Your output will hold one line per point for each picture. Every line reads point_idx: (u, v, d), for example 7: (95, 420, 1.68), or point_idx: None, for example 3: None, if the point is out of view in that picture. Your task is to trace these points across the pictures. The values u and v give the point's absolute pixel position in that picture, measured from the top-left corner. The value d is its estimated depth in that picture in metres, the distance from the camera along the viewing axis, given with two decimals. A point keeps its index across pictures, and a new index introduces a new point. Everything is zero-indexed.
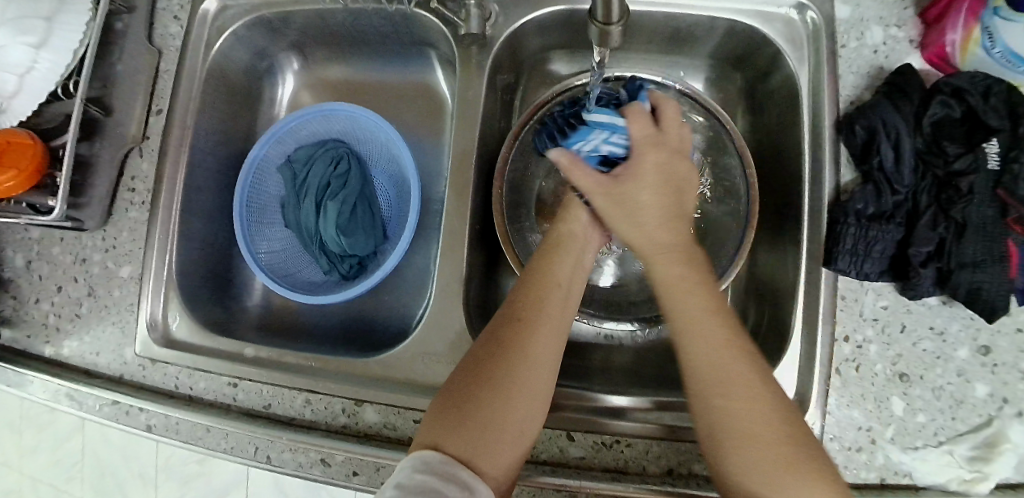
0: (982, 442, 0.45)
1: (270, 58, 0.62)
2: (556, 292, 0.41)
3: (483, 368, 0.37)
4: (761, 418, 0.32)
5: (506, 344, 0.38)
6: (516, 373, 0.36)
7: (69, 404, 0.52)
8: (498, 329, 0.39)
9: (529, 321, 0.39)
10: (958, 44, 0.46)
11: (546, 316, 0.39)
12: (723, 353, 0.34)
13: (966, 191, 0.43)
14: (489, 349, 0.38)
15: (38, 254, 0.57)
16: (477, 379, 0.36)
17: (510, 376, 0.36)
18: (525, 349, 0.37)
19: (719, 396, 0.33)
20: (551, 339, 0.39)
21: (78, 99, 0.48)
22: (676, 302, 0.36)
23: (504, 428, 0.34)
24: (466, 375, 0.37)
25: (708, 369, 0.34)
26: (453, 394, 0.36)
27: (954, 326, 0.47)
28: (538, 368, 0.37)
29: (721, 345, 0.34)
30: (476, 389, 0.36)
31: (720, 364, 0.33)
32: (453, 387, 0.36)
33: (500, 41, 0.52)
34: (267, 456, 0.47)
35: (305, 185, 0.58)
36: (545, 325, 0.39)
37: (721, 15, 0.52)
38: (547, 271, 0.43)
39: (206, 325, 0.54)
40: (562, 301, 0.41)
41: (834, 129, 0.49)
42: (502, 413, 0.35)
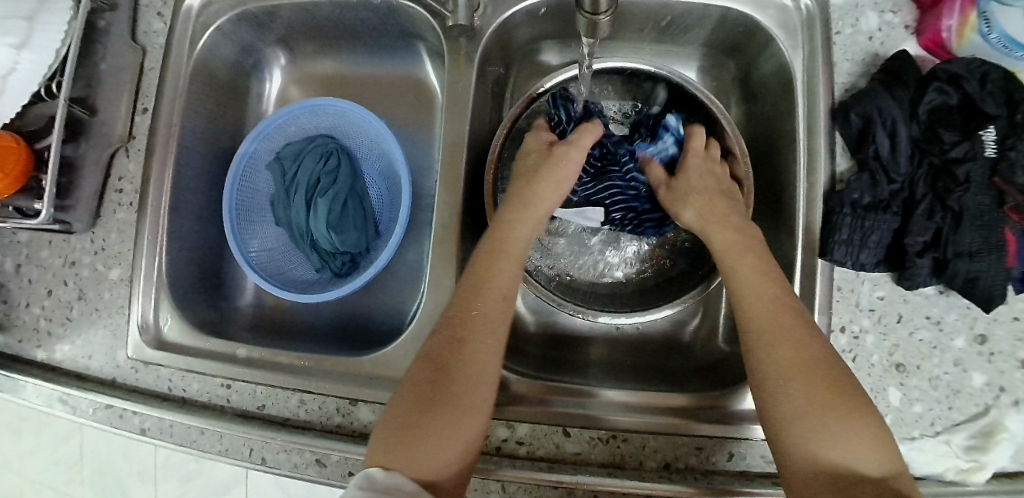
0: (979, 431, 0.45)
1: (256, 53, 0.61)
2: (491, 294, 0.42)
3: (424, 386, 0.37)
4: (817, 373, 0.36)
5: (443, 359, 0.38)
6: (455, 388, 0.37)
7: (63, 408, 0.52)
8: (434, 345, 0.40)
9: (466, 333, 0.40)
10: (954, 30, 0.45)
11: (481, 322, 0.41)
12: (772, 316, 0.39)
13: (964, 180, 0.43)
14: (427, 366, 0.38)
15: (27, 258, 0.56)
16: (422, 390, 0.37)
17: (449, 391, 0.37)
18: (465, 355, 0.39)
19: (770, 347, 0.38)
20: (487, 347, 0.40)
21: (61, 99, 0.48)
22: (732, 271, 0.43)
23: (449, 442, 0.35)
24: (409, 393, 0.37)
25: (766, 328, 0.38)
26: (397, 409, 0.37)
27: (951, 315, 0.47)
28: (475, 374, 0.38)
29: (771, 309, 0.39)
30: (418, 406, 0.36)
31: (772, 321, 0.39)
32: (397, 407, 0.37)
33: (490, 32, 0.51)
34: (262, 457, 0.47)
35: (295, 183, 0.57)
36: (481, 334, 0.40)
37: (713, 2, 0.51)
38: (483, 274, 0.43)
39: (198, 325, 0.54)
40: (499, 303, 0.42)
41: (829, 118, 0.48)
42: (446, 427, 0.35)
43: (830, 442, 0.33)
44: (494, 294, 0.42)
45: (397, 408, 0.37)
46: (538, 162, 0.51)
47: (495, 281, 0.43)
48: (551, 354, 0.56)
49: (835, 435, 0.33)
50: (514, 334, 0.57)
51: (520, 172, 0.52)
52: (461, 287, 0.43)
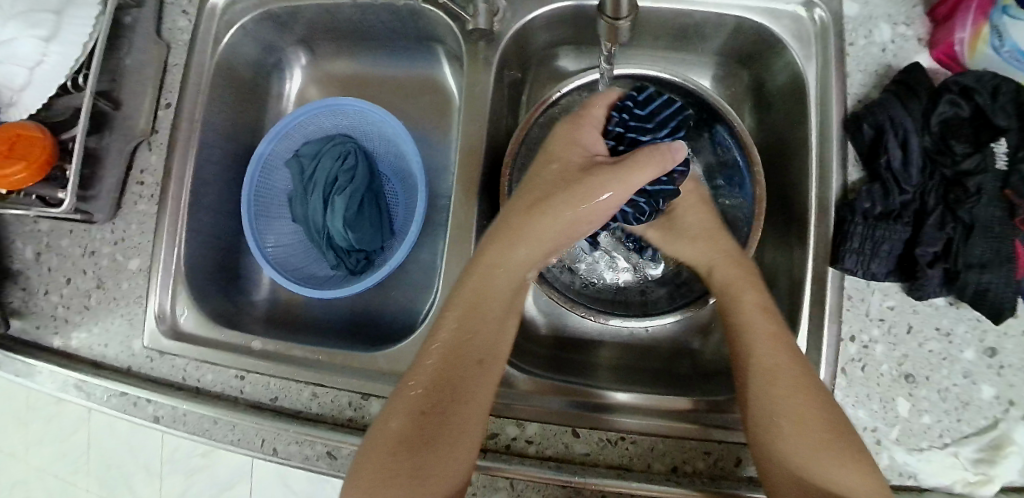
0: (988, 444, 0.45)
1: (277, 52, 0.63)
2: (475, 349, 0.40)
3: (404, 443, 0.35)
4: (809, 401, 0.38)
5: (425, 414, 0.36)
6: (436, 446, 0.36)
7: (78, 395, 0.52)
8: (411, 395, 0.37)
9: (451, 385, 0.38)
10: (966, 43, 0.45)
11: (467, 379, 0.38)
12: (778, 348, 0.40)
13: (974, 191, 0.43)
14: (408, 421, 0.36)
15: (48, 246, 0.57)
16: (400, 445, 0.35)
17: (427, 449, 0.35)
18: (446, 414, 0.37)
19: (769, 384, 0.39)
20: (467, 400, 0.38)
21: (88, 92, 0.49)
22: (731, 303, 0.44)
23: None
24: (386, 448, 0.35)
25: (771, 359, 0.40)
26: (370, 462, 0.35)
27: (961, 327, 0.47)
28: (458, 433, 0.37)
29: (769, 337, 0.41)
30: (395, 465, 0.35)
31: (772, 356, 0.40)
32: (372, 462, 0.35)
33: (508, 36, 0.52)
34: (274, 448, 0.47)
35: (312, 180, 0.58)
36: (467, 384, 0.38)
37: (729, 11, 0.52)
38: (472, 318, 0.40)
39: (213, 317, 0.55)
40: (482, 359, 0.40)
41: (842, 128, 0.48)
42: (421, 486, 0.34)
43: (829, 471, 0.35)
44: (479, 347, 0.40)
45: (370, 461, 0.35)
46: (549, 187, 0.44)
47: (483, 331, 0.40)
48: (560, 355, 0.56)
49: (831, 467, 0.36)
50: (524, 335, 0.57)
51: (528, 193, 0.44)
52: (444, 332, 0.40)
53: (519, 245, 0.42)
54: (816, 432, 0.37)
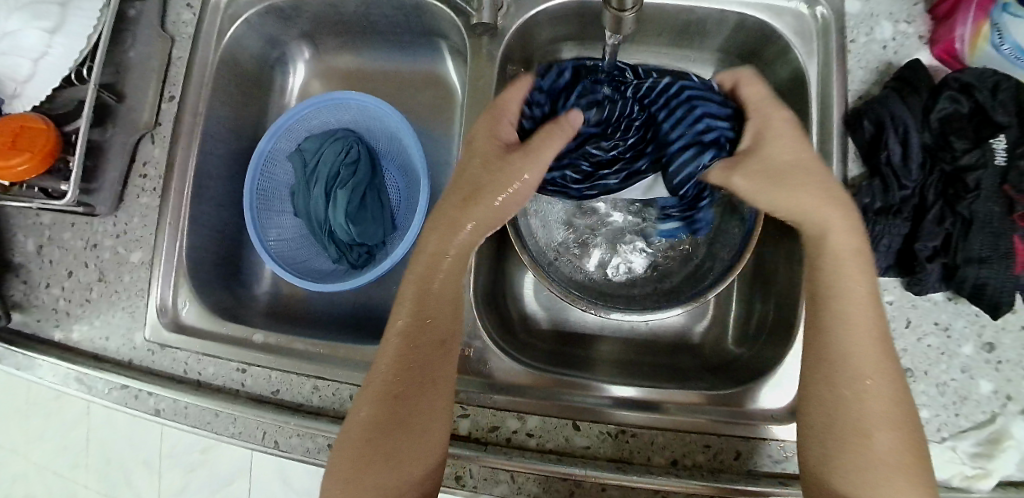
0: (986, 439, 0.45)
1: (281, 46, 0.63)
2: (431, 339, 0.40)
3: (368, 440, 0.38)
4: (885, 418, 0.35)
5: (384, 414, 0.38)
6: (402, 434, 0.38)
7: (79, 388, 0.53)
8: (373, 389, 0.39)
9: (410, 382, 0.39)
10: (966, 40, 0.46)
11: (425, 369, 0.39)
12: (875, 355, 0.37)
13: (974, 187, 0.43)
14: (370, 419, 0.38)
15: (50, 239, 0.57)
16: (370, 433, 0.38)
17: (396, 436, 0.38)
18: (407, 404, 0.38)
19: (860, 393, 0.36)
20: (427, 388, 0.39)
21: (92, 84, 0.49)
22: (841, 281, 0.38)
23: (399, 481, 0.37)
24: (353, 445, 0.38)
25: (865, 366, 0.36)
26: (346, 450, 0.38)
27: (959, 322, 0.47)
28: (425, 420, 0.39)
29: (872, 343, 0.37)
30: (362, 460, 0.37)
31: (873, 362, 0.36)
32: (342, 459, 0.38)
33: (512, 31, 0.52)
34: (276, 440, 0.47)
35: (315, 174, 0.58)
36: (424, 380, 0.39)
37: (731, 8, 0.52)
38: (424, 309, 0.40)
39: (215, 310, 0.55)
40: (437, 348, 0.40)
41: (843, 124, 0.49)
42: (392, 470, 0.37)
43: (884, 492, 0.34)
44: (433, 334, 0.40)
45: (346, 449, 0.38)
46: (484, 180, 0.41)
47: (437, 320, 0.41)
48: (561, 349, 0.57)
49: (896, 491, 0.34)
50: (526, 329, 0.58)
51: (456, 188, 0.43)
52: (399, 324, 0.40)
53: (457, 237, 0.41)
54: (898, 456, 0.35)
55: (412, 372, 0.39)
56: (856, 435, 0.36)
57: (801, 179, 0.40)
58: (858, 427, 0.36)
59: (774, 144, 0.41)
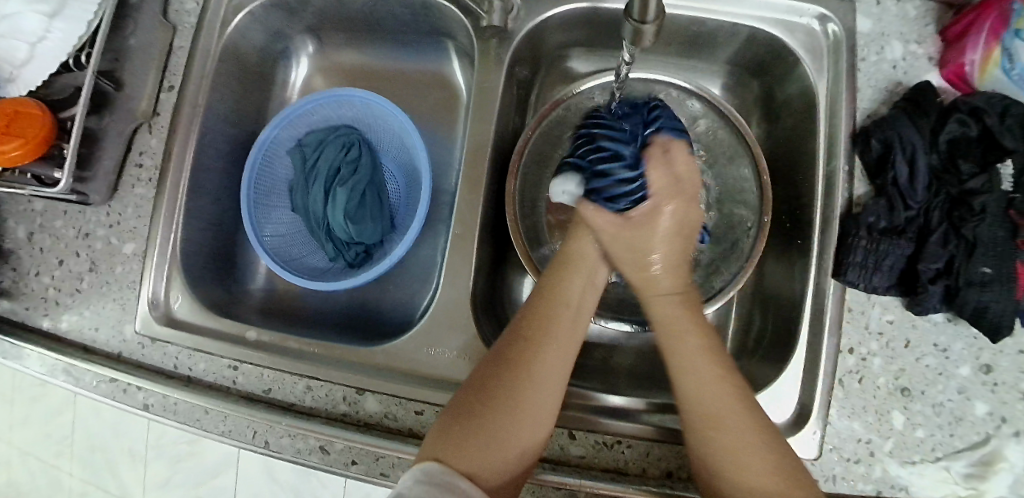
0: (979, 460, 0.45)
1: (285, 40, 0.62)
2: (560, 314, 0.41)
3: (468, 408, 0.36)
4: (719, 396, 0.36)
5: (496, 371, 0.38)
6: (523, 388, 0.37)
7: (66, 379, 0.52)
8: (505, 346, 0.39)
9: (529, 350, 0.38)
10: (977, 64, 0.46)
11: (550, 335, 0.40)
12: (716, 382, 0.36)
13: (978, 210, 0.43)
14: (472, 392, 0.37)
15: (41, 226, 0.56)
16: (491, 381, 0.37)
17: (520, 386, 0.37)
18: (524, 360, 0.38)
19: (692, 384, 0.37)
20: (556, 353, 0.39)
21: (90, 71, 0.48)
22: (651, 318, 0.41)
23: (517, 439, 0.35)
24: (449, 417, 0.36)
25: (705, 398, 0.36)
26: (463, 400, 0.37)
27: (957, 343, 0.47)
28: (544, 381, 0.38)
29: (714, 380, 0.36)
30: (456, 427, 0.35)
31: (712, 379, 0.36)
32: (436, 431, 0.35)
33: (521, 35, 0.51)
34: (265, 440, 0.47)
35: (314, 170, 0.57)
36: (540, 372, 0.38)
37: (743, 20, 0.52)
38: (550, 290, 0.42)
39: (208, 305, 0.54)
40: (571, 320, 0.41)
41: (850, 142, 0.49)
42: (512, 423, 0.35)
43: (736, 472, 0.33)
44: (559, 306, 0.42)
45: (464, 398, 0.37)
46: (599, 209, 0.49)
47: (562, 297, 0.42)
48: None
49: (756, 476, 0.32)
50: None
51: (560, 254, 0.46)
52: (528, 302, 0.43)
53: (575, 279, 0.43)
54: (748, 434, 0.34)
55: (528, 356, 0.38)
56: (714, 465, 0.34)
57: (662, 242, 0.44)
58: (706, 425, 0.35)
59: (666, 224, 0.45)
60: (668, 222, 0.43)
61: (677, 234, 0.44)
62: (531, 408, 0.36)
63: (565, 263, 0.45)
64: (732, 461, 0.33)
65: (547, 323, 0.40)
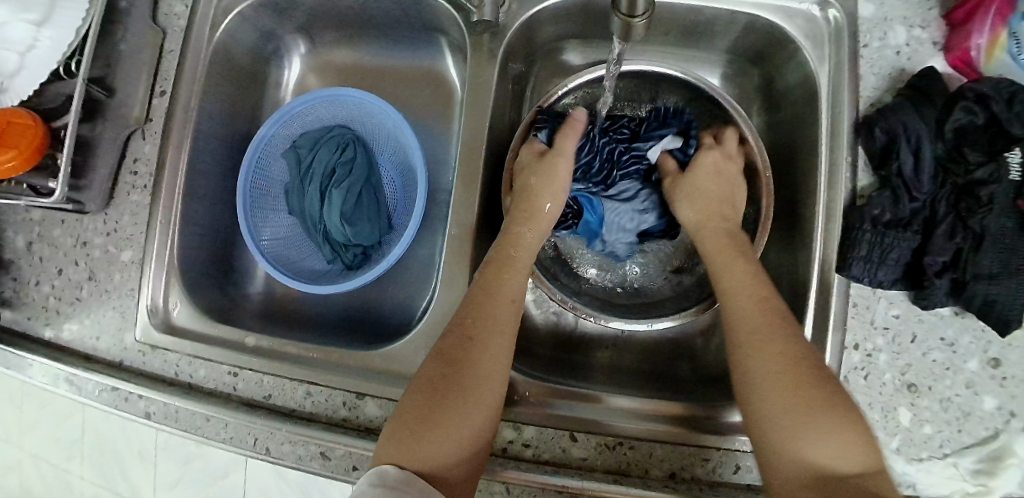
0: (988, 455, 0.45)
1: (276, 40, 0.61)
2: (498, 304, 0.43)
3: (418, 409, 0.37)
4: (768, 330, 0.39)
5: (442, 369, 0.39)
6: (469, 381, 0.38)
7: (69, 388, 0.52)
8: (447, 343, 0.40)
9: (471, 343, 0.40)
10: (982, 49, 0.44)
11: (489, 326, 0.41)
12: (761, 321, 0.39)
13: (986, 201, 0.42)
14: (419, 394, 0.38)
15: (39, 235, 0.56)
16: (438, 379, 0.38)
17: (467, 379, 0.38)
18: (467, 354, 0.39)
19: (749, 341, 0.39)
20: (495, 341, 0.41)
21: (80, 79, 0.47)
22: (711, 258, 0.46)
23: (469, 430, 0.36)
24: (399, 423, 0.37)
25: (756, 332, 0.39)
26: (413, 401, 0.37)
27: (965, 337, 0.46)
28: (488, 370, 0.39)
29: (760, 316, 0.40)
30: (409, 429, 0.36)
31: (760, 316, 0.40)
32: (387, 438, 0.36)
33: (514, 29, 0.50)
34: (267, 447, 0.46)
35: (309, 172, 0.57)
36: (484, 366, 0.39)
37: (741, 8, 0.51)
38: (488, 284, 0.44)
39: (206, 311, 0.53)
40: (508, 308, 0.43)
41: (854, 132, 0.47)
42: (463, 416, 0.37)
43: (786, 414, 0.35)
44: (497, 294, 0.43)
45: (413, 399, 0.38)
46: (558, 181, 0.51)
47: (499, 289, 0.43)
48: (557, 355, 0.56)
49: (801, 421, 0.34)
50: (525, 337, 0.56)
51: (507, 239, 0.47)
52: (466, 298, 0.43)
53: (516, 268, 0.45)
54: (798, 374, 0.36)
55: (472, 354, 0.39)
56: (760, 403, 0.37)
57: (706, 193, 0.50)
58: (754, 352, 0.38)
59: (710, 174, 0.51)
60: (706, 171, 0.51)
61: (717, 176, 0.51)
62: (479, 398, 0.38)
63: (506, 257, 0.46)
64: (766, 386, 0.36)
65: (485, 315, 0.41)
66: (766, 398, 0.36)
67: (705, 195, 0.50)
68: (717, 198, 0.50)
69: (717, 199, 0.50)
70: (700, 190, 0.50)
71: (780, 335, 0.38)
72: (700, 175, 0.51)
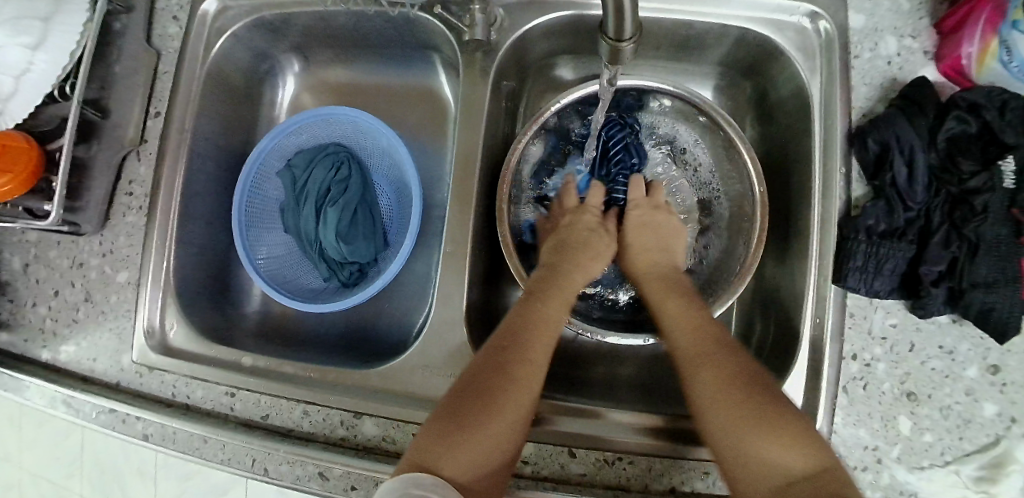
0: (989, 462, 0.45)
1: (270, 60, 0.61)
2: (541, 326, 0.44)
3: (456, 414, 0.37)
4: (705, 341, 0.42)
5: (483, 379, 0.39)
6: (508, 395, 0.39)
7: (66, 410, 0.52)
8: (488, 354, 0.41)
9: (512, 357, 0.41)
10: (974, 57, 0.44)
11: (532, 346, 0.42)
12: (699, 337, 0.43)
13: (981, 209, 0.42)
14: (458, 400, 0.38)
15: (36, 257, 0.56)
16: (477, 389, 0.39)
17: (505, 392, 0.39)
18: (509, 368, 0.40)
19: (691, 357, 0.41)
20: (536, 361, 0.42)
21: (75, 102, 0.47)
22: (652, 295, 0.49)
23: (500, 444, 0.37)
24: (438, 418, 0.38)
25: (694, 348, 0.42)
26: (450, 407, 0.38)
27: (963, 345, 0.46)
28: (527, 388, 0.40)
29: (695, 331, 0.43)
30: (445, 434, 0.36)
31: (705, 343, 0.42)
32: (425, 431, 0.37)
33: (506, 46, 0.51)
34: (265, 468, 0.46)
35: (304, 190, 0.57)
36: (523, 384, 0.40)
37: (731, 22, 0.51)
38: (530, 304, 0.45)
39: (203, 332, 0.53)
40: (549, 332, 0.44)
41: (846, 142, 0.48)
42: (499, 428, 0.37)
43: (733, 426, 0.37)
44: (540, 317, 0.44)
45: (451, 405, 0.38)
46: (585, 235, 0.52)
47: (542, 312, 0.45)
48: (554, 368, 0.56)
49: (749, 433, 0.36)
50: None
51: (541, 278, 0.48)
52: (510, 314, 0.45)
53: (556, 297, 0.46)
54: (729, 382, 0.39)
55: (513, 368, 0.40)
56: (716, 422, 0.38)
57: (648, 247, 0.52)
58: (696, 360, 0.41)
59: (639, 227, 0.53)
60: (635, 222, 0.54)
61: (643, 227, 0.53)
62: (515, 414, 0.38)
63: (546, 281, 0.48)
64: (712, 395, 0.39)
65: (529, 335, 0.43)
66: (718, 416, 0.38)
67: (637, 247, 0.52)
68: (656, 252, 0.52)
69: (654, 248, 0.52)
70: (631, 237, 0.53)
71: (718, 345, 0.41)
72: (650, 226, 0.53)
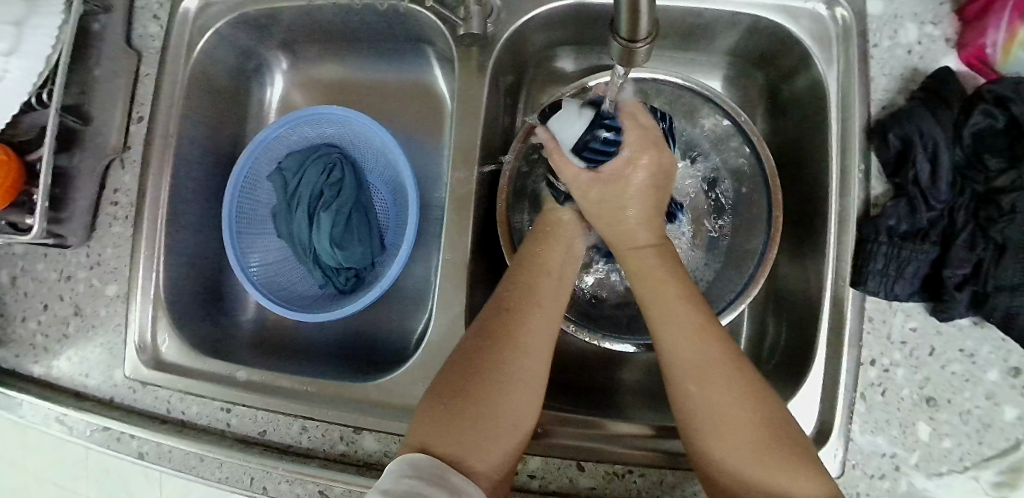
0: (1010, 467, 0.43)
1: (257, 57, 0.59)
2: (537, 285, 0.42)
3: (452, 388, 0.36)
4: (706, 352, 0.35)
5: (477, 352, 0.38)
6: (504, 365, 0.37)
7: (60, 429, 0.50)
8: (483, 326, 0.39)
9: (513, 320, 0.39)
10: (999, 46, 0.42)
11: (529, 307, 0.40)
12: (698, 341, 0.36)
13: (1009, 210, 0.40)
14: (451, 375, 0.37)
15: (23, 270, 0.54)
16: (470, 361, 0.37)
17: (501, 363, 0.37)
18: (506, 337, 0.38)
19: (701, 371, 0.35)
20: (542, 323, 0.40)
21: (51, 111, 0.45)
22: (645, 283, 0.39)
23: (500, 417, 0.35)
24: (429, 400, 0.36)
25: (692, 355, 0.35)
26: (444, 385, 0.37)
27: (985, 347, 0.44)
28: (526, 352, 0.38)
29: (692, 331, 0.36)
30: (440, 409, 0.35)
31: (705, 359, 0.35)
32: (420, 414, 0.35)
33: (503, 40, 0.48)
34: (264, 486, 0.45)
35: (297, 194, 0.55)
36: (511, 355, 0.37)
37: (742, 9, 0.48)
38: (527, 265, 0.44)
39: (197, 346, 0.52)
40: (554, 288, 0.43)
41: (864, 138, 0.45)
42: (498, 401, 0.35)
43: (753, 468, 0.32)
44: (536, 279, 0.42)
45: (444, 383, 0.37)
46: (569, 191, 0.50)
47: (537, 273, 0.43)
48: (558, 378, 0.54)
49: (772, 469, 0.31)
50: None
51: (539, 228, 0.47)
52: (504, 282, 0.43)
53: (553, 248, 0.45)
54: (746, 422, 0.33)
55: (503, 340, 0.38)
56: (697, 426, 0.34)
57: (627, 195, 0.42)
58: (703, 377, 0.35)
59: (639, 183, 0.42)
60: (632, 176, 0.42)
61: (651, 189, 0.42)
62: (516, 382, 0.37)
63: (547, 229, 0.47)
64: (725, 421, 0.33)
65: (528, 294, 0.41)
66: (728, 443, 0.33)
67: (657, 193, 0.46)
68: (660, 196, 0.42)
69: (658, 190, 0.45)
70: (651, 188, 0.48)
71: (723, 360, 0.35)
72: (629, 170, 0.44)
